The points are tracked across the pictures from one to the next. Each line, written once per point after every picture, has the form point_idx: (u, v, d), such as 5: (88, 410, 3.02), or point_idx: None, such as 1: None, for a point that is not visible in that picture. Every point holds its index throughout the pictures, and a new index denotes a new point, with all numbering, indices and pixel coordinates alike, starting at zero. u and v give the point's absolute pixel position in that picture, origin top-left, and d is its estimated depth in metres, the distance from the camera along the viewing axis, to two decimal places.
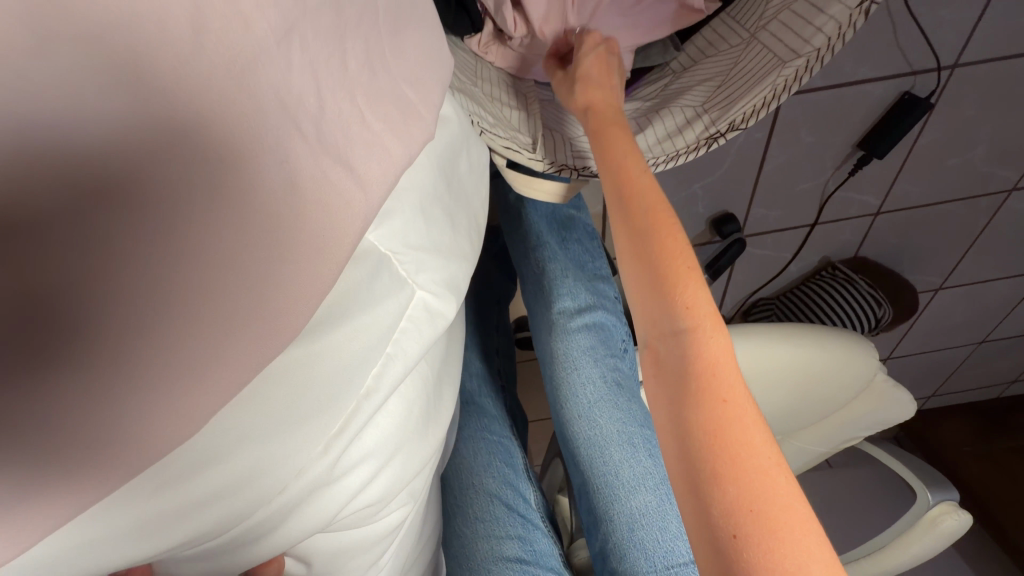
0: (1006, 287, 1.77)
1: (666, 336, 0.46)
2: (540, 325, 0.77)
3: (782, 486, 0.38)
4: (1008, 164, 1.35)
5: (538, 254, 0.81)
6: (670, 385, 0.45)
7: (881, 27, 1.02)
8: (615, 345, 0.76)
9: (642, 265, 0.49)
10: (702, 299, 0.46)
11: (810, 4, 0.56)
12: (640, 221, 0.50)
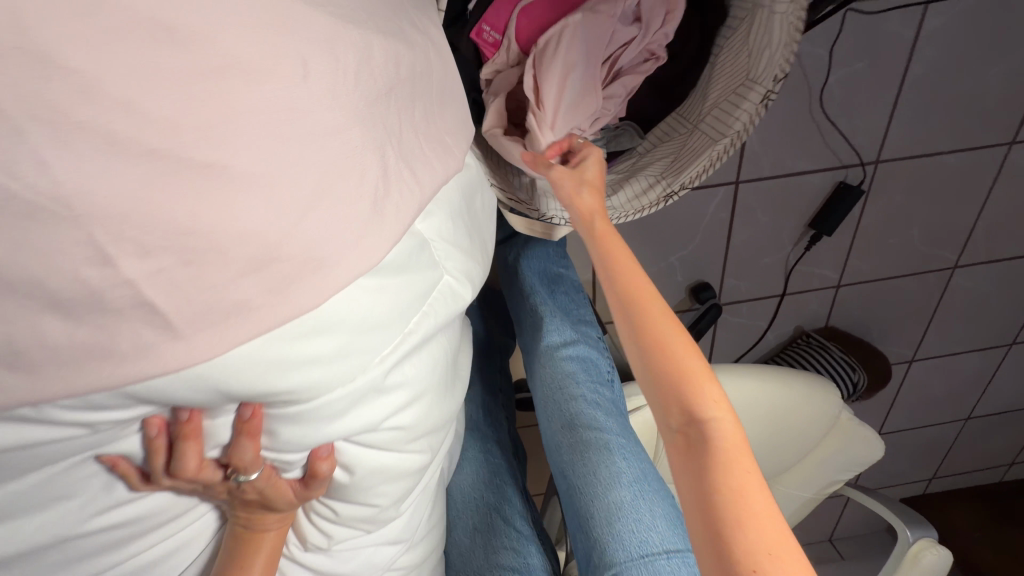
0: (973, 362, 1.89)
1: (686, 421, 0.55)
2: (533, 359, 0.89)
3: (772, 530, 0.48)
4: (944, 245, 1.55)
5: (529, 298, 0.96)
6: (696, 464, 0.53)
7: (812, 130, 1.27)
8: (597, 370, 0.86)
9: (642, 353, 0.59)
10: (704, 383, 0.56)
11: (730, 102, 0.77)
12: (636, 314, 0.61)
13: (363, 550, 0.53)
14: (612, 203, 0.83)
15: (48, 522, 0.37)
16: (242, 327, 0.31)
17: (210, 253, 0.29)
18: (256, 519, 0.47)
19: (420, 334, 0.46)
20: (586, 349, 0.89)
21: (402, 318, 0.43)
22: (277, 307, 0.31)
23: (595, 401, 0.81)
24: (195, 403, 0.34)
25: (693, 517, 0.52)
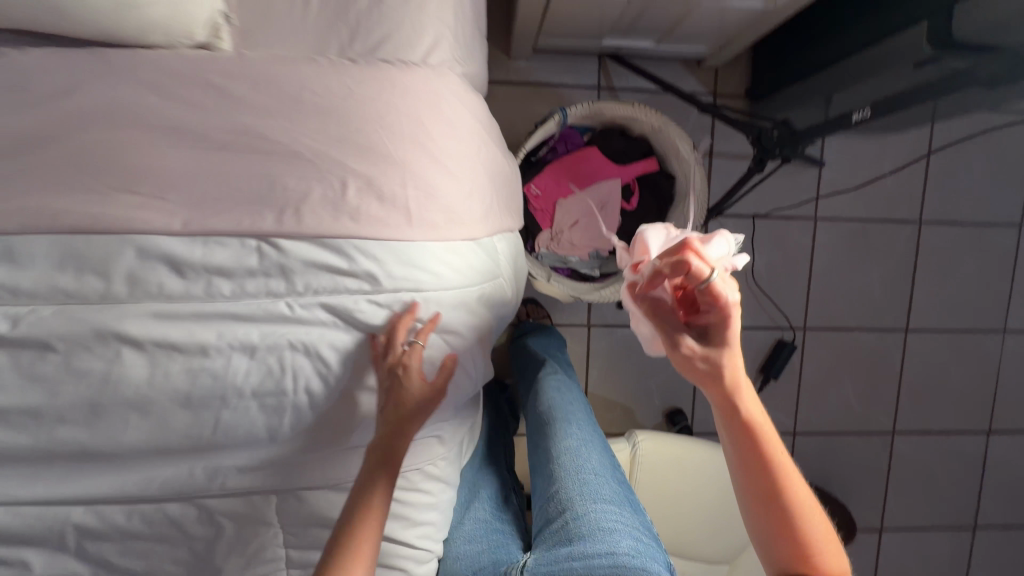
0: (945, 544, 1.96)
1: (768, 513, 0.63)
2: (534, 381, 1.11)
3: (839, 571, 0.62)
4: (877, 408, 1.87)
5: (532, 358, 1.23)
6: (789, 550, 0.62)
7: (748, 293, 1.78)
8: (582, 405, 1.02)
9: (747, 445, 0.63)
10: (779, 461, 0.63)
11: None
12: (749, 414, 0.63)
13: (425, 435, 0.82)
14: (600, 293, 1.29)
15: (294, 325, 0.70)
16: (433, 230, 0.72)
17: (433, 198, 0.71)
18: (394, 427, 0.74)
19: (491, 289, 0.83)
20: (576, 390, 1.06)
21: (483, 280, 0.80)
22: (448, 228, 0.73)
23: (577, 426, 0.94)
24: (396, 269, 0.71)
25: (774, 553, 0.63)
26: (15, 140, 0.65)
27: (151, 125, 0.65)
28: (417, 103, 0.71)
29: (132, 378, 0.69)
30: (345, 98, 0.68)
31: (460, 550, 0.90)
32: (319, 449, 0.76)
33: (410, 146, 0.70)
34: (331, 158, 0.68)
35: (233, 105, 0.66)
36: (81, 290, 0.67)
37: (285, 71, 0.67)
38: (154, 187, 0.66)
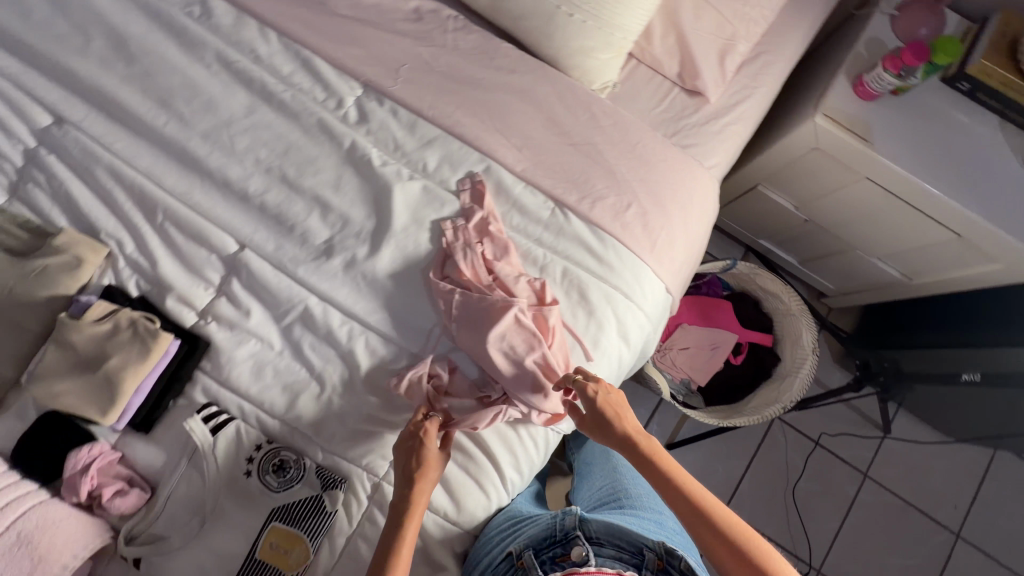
0: None
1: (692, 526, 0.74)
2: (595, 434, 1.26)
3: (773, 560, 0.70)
4: None
5: None
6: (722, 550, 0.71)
7: (781, 508, 1.76)
8: None
9: (665, 489, 0.76)
10: (697, 486, 0.75)
11: (761, 404, 1.47)
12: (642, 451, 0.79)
13: None
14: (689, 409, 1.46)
15: (538, 267, 0.94)
16: (657, 265, 0.97)
17: (668, 247, 0.98)
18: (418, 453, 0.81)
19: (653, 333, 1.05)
20: None
21: (658, 320, 1.01)
22: (665, 271, 0.98)
23: None
24: (623, 273, 0.95)
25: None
26: (462, 73, 0.99)
27: (541, 109, 0.98)
28: (695, 186, 1.00)
29: (421, 235, 0.93)
30: (658, 160, 0.99)
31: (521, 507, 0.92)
32: None
33: (677, 208, 0.99)
34: (630, 185, 0.97)
35: (592, 127, 0.98)
36: (435, 169, 0.95)
37: (633, 127, 1.00)
38: (519, 141, 0.97)
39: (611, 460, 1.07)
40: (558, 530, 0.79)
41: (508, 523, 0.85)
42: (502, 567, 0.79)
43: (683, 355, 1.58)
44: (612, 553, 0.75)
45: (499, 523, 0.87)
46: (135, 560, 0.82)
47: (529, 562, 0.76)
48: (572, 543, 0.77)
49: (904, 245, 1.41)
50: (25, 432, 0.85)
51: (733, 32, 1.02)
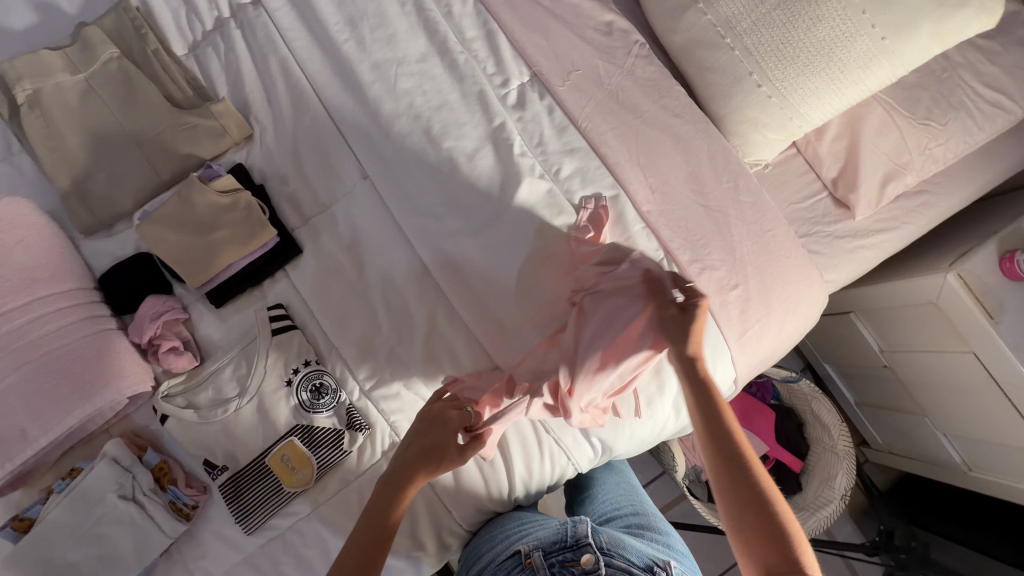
0: None
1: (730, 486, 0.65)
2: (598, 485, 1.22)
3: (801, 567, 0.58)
4: None
5: None
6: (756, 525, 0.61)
7: None
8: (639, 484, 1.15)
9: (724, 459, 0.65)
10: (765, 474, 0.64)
11: None
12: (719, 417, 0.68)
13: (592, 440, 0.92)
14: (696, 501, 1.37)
15: None
16: (738, 354, 0.94)
17: (755, 341, 0.95)
18: (421, 469, 0.75)
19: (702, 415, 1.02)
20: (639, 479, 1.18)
21: None
22: (742, 363, 0.95)
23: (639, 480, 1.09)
24: (704, 348, 0.92)
25: (760, 573, 0.59)
26: (628, 98, 0.98)
27: (689, 161, 0.96)
28: (807, 294, 0.96)
29: (529, 233, 0.92)
30: (781, 254, 0.96)
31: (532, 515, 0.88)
32: None
33: (780, 308, 0.95)
34: (744, 268, 0.94)
35: (730, 197, 0.96)
36: (567, 178, 0.95)
37: (770, 213, 0.97)
38: (655, 183, 0.95)
39: (618, 476, 1.05)
40: (568, 537, 0.73)
41: (515, 526, 0.83)
42: (508, 565, 0.75)
43: None
44: (623, 565, 0.68)
45: (505, 523, 0.87)
46: (162, 417, 0.84)
47: (538, 562, 0.71)
48: (582, 550, 0.70)
49: (981, 435, 1.32)
50: (117, 263, 0.91)
51: (908, 160, 0.96)
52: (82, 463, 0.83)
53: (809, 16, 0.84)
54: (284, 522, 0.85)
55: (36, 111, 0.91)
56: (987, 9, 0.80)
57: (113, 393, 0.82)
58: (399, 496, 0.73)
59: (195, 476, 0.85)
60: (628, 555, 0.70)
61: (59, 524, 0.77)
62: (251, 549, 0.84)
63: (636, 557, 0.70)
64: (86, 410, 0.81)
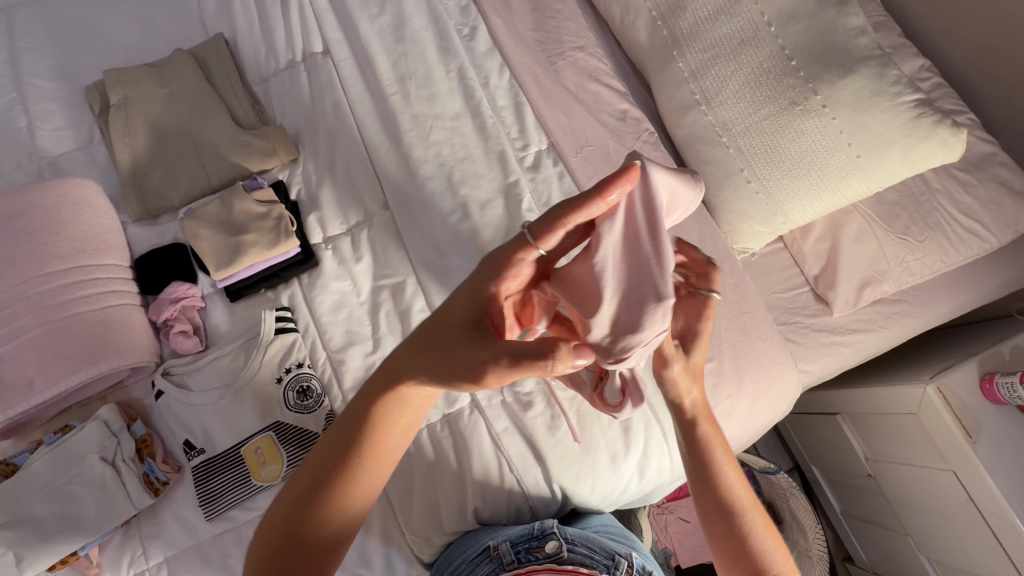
0: None
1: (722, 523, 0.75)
2: None
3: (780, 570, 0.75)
4: None
5: None
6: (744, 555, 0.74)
7: None
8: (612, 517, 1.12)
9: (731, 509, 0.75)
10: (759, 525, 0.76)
11: None
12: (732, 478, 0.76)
13: (553, 490, 0.92)
14: None
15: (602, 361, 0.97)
16: None
17: (725, 415, 0.98)
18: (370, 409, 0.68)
19: (668, 484, 1.03)
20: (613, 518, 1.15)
21: (679, 473, 1.00)
22: None
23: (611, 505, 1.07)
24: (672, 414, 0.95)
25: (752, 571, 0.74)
26: None
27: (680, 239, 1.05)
28: (780, 376, 1.00)
29: None
30: (758, 336, 1.01)
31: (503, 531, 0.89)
32: (518, 416, 0.94)
33: (752, 388, 0.99)
34: (721, 343, 0.99)
35: (715, 275, 1.04)
36: None
37: (751, 296, 1.03)
38: None
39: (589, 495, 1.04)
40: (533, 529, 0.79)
41: (485, 531, 0.85)
42: (476, 558, 0.78)
43: (681, 526, 1.47)
44: (584, 552, 0.76)
45: (476, 532, 0.88)
46: (158, 392, 0.91)
47: (504, 550, 0.76)
48: (546, 539, 0.77)
49: (961, 563, 1.27)
50: (153, 248, 1.02)
51: (885, 268, 1.03)
52: (74, 423, 0.89)
53: (793, 129, 0.95)
54: (242, 516, 0.87)
55: (122, 112, 1.06)
56: (948, 144, 0.89)
57: (120, 361, 0.89)
58: (340, 452, 0.68)
59: (171, 455, 0.89)
60: (591, 544, 0.78)
61: (39, 475, 0.82)
62: (205, 536, 0.87)
63: (597, 546, 0.78)
64: (91, 373, 0.88)
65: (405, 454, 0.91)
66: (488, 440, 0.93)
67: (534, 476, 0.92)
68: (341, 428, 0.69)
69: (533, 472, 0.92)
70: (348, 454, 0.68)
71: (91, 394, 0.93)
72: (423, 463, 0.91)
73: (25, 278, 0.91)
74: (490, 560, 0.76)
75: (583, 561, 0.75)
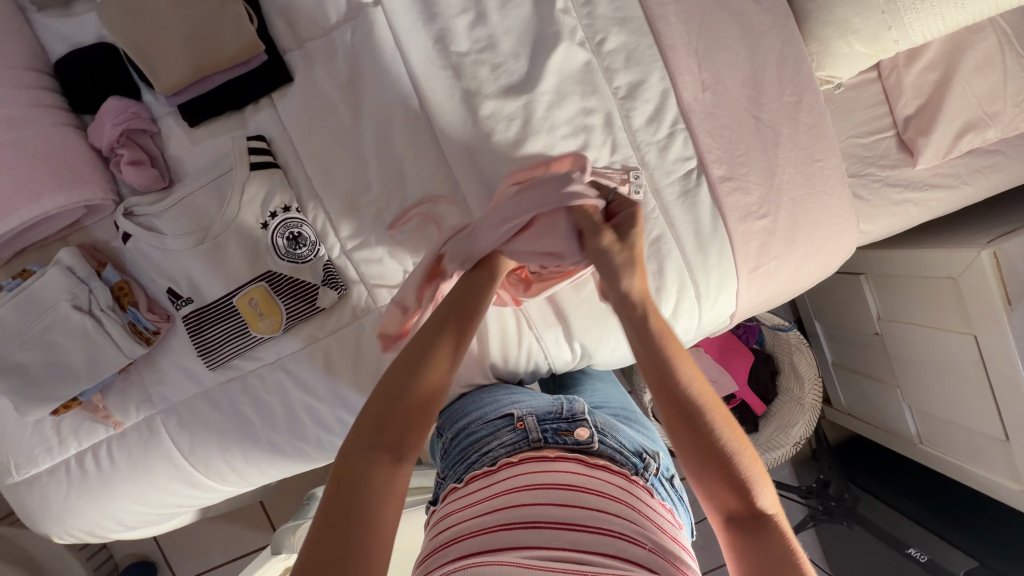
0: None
1: (699, 438, 0.59)
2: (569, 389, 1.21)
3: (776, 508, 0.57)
4: None
5: None
6: (729, 478, 0.57)
7: None
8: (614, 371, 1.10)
9: (685, 417, 0.60)
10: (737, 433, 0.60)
11: None
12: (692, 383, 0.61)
13: (572, 348, 0.88)
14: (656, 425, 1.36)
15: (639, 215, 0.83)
16: (746, 287, 0.88)
17: (767, 277, 0.88)
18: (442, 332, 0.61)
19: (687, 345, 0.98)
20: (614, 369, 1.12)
21: (704, 335, 0.94)
22: (746, 296, 0.89)
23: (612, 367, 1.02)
24: (708, 276, 0.86)
25: (732, 506, 0.57)
26: None
27: (753, 61, 0.82)
28: (838, 235, 0.88)
29: (558, 109, 0.80)
30: (825, 189, 0.86)
31: (522, 395, 0.80)
32: None
33: (804, 248, 0.87)
34: (780, 195, 0.85)
35: (789, 111, 0.84)
36: (610, 52, 0.81)
37: (827, 141, 0.85)
38: (711, 80, 0.82)
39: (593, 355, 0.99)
40: (563, 411, 0.71)
41: (501, 397, 0.78)
42: (498, 424, 0.71)
43: None
44: (614, 446, 0.67)
45: (488, 392, 0.82)
46: (124, 235, 0.78)
47: (530, 425, 0.67)
48: (577, 425, 0.68)
49: (944, 413, 1.33)
50: (73, 50, 0.78)
51: (998, 110, 0.84)
52: (35, 267, 0.79)
53: None
54: (247, 365, 0.82)
55: None
56: None
57: (68, 198, 0.75)
58: (411, 374, 0.58)
59: (157, 304, 0.81)
60: (620, 437, 0.69)
61: (7, 323, 0.74)
62: (211, 384, 0.83)
63: (626, 441, 0.69)
64: (36, 211, 0.74)
65: None
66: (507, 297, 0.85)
67: (553, 336, 0.86)
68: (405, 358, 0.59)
69: (554, 331, 0.86)
70: (421, 380, 0.57)
71: (46, 236, 0.80)
72: None
73: None
74: (513, 431, 0.68)
75: (613, 456, 0.65)
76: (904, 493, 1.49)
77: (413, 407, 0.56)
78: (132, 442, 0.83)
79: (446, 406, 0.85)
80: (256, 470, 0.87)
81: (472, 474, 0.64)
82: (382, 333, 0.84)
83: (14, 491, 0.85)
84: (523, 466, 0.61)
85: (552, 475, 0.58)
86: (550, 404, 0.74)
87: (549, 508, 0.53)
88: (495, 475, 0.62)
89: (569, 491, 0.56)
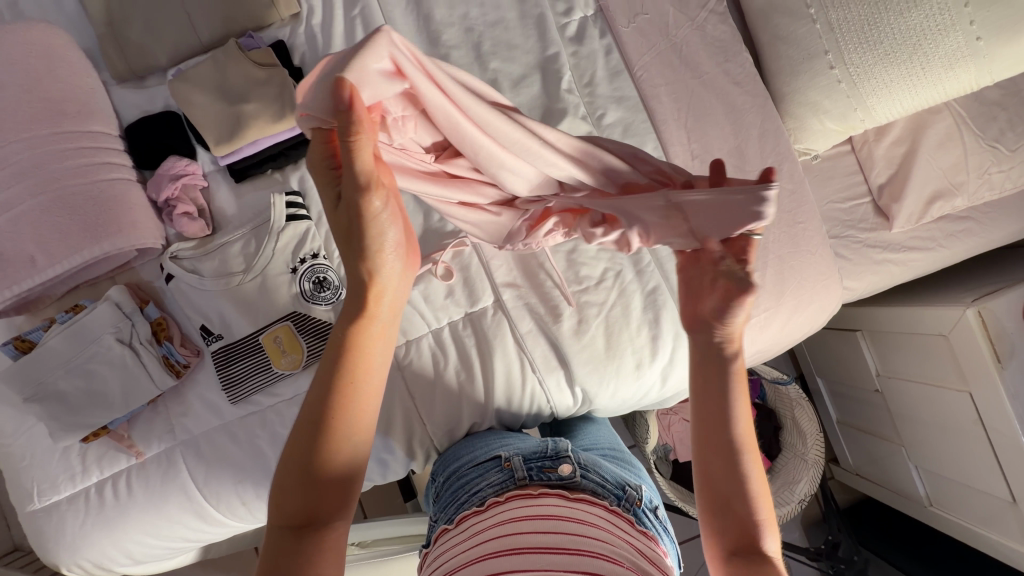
0: None
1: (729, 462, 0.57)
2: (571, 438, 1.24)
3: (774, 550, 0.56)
4: None
5: None
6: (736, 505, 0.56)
7: None
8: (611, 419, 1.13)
9: (714, 444, 0.58)
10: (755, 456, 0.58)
11: None
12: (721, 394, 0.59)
13: (573, 392, 0.92)
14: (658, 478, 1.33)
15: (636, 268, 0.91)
16: (739, 338, 0.94)
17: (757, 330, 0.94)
18: (339, 368, 0.53)
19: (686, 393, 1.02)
20: None
21: None
22: (738, 347, 0.94)
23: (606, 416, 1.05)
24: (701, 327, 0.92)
25: (727, 537, 0.56)
26: (690, 55, 0.93)
27: (737, 135, 0.93)
28: (822, 291, 0.94)
29: None
30: (808, 249, 0.93)
31: (510, 438, 0.81)
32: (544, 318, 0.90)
33: (791, 302, 0.93)
34: (766, 253, 0.92)
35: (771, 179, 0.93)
36: (609, 125, 0.91)
37: (808, 205, 0.94)
38: (700, 151, 0.92)
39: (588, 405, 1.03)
40: (548, 449, 0.71)
41: (493, 442, 0.80)
42: (487, 466, 0.71)
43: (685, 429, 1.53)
44: (597, 480, 0.67)
45: (482, 438, 0.85)
46: (168, 276, 0.87)
47: (516, 464, 0.68)
48: (561, 462, 0.68)
49: (950, 472, 1.32)
50: (143, 116, 0.90)
51: (963, 181, 0.93)
52: (86, 302, 0.87)
53: (903, 2, 0.81)
54: (266, 401, 0.87)
55: None
56: None
57: (124, 243, 0.84)
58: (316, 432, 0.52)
59: (190, 339, 0.88)
60: (603, 472, 0.69)
61: (55, 352, 0.81)
62: (231, 417, 0.87)
63: (610, 476, 0.68)
64: (93, 253, 0.83)
65: (427, 351, 0.89)
66: (512, 340, 0.90)
67: (555, 380, 0.91)
68: (309, 413, 0.53)
69: (556, 376, 0.91)
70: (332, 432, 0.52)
71: (99, 274, 0.89)
72: (445, 363, 0.89)
73: (7, 141, 0.82)
74: (500, 471, 0.69)
75: (595, 489, 0.65)
76: (916, 558, 1.45)
77: (331, 465, 0.52)
78: (151, 472, 0.87)
79: (443, 457, 0.86)
80: (265, 504, 0.89)
81: (466, 512, 0.65)
82: (395, 373, 0.89)
83: (32, 519, 0.88)
84: (512, 503, 0.62)
85: (534, 507, 0.59)
86: (535, 445, 0.74)
87: (526, 534, 0.55)
88: (483, 515, 0.62)
89: (544, 518, 0.57)
